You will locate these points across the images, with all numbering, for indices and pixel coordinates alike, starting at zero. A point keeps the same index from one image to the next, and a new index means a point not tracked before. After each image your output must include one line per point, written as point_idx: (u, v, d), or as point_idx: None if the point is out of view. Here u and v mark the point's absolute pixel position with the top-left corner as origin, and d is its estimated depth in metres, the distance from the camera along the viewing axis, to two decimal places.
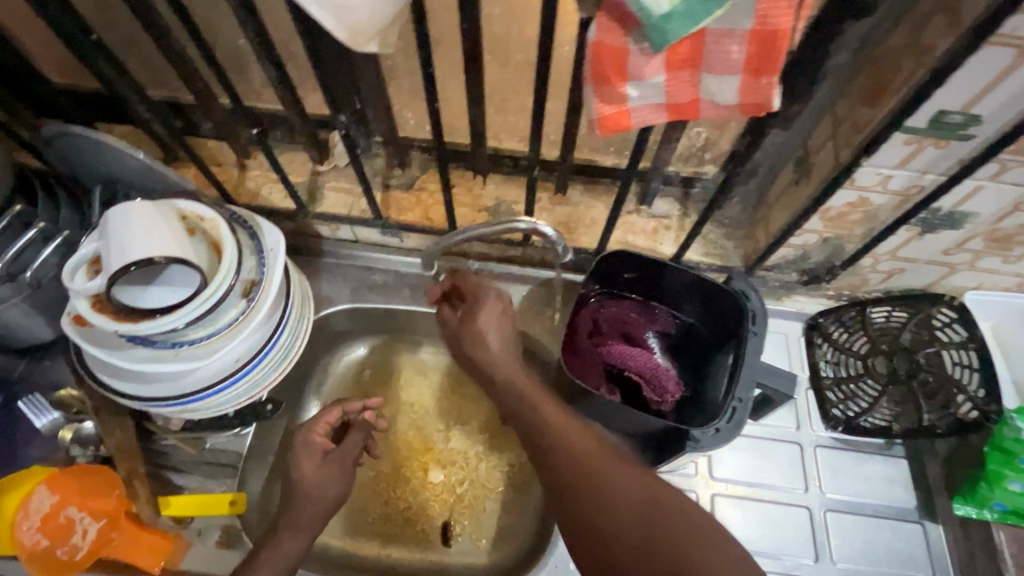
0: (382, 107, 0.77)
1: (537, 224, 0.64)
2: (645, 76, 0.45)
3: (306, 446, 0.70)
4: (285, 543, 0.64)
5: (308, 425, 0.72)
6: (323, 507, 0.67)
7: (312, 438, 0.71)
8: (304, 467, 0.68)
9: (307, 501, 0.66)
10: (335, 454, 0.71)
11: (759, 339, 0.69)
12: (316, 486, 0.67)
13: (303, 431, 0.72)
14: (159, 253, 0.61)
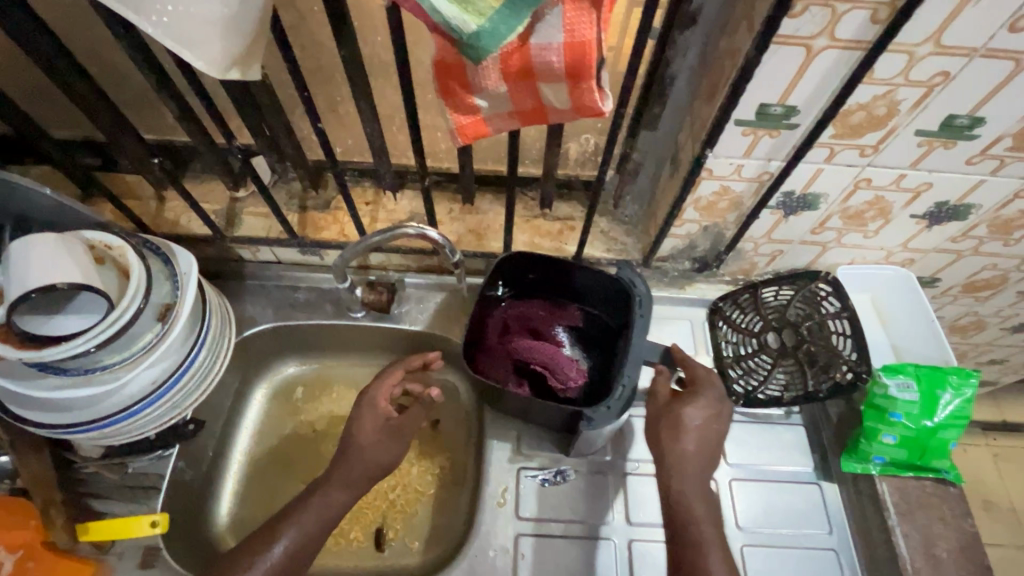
0: (289, 133, 0.82)
1: (424, 229, 0.69)
2: (488, 88, 0.51)
3: (371, 408, 0.75)
4: (332, 496, 0.68)
5: (379, 388, 0.77)
6: (366, 471, 0.71)
7: (378, 402, 0.75)
8: (361, 426, 0.73)
9: (359, 459, 0.71)
10: (396, 422, 0.75)
11: (644, 319, 0.76)
12: (371, 447, 0.72)
13: (374, 392, 0.76)
14: (62, 280, 0.64)
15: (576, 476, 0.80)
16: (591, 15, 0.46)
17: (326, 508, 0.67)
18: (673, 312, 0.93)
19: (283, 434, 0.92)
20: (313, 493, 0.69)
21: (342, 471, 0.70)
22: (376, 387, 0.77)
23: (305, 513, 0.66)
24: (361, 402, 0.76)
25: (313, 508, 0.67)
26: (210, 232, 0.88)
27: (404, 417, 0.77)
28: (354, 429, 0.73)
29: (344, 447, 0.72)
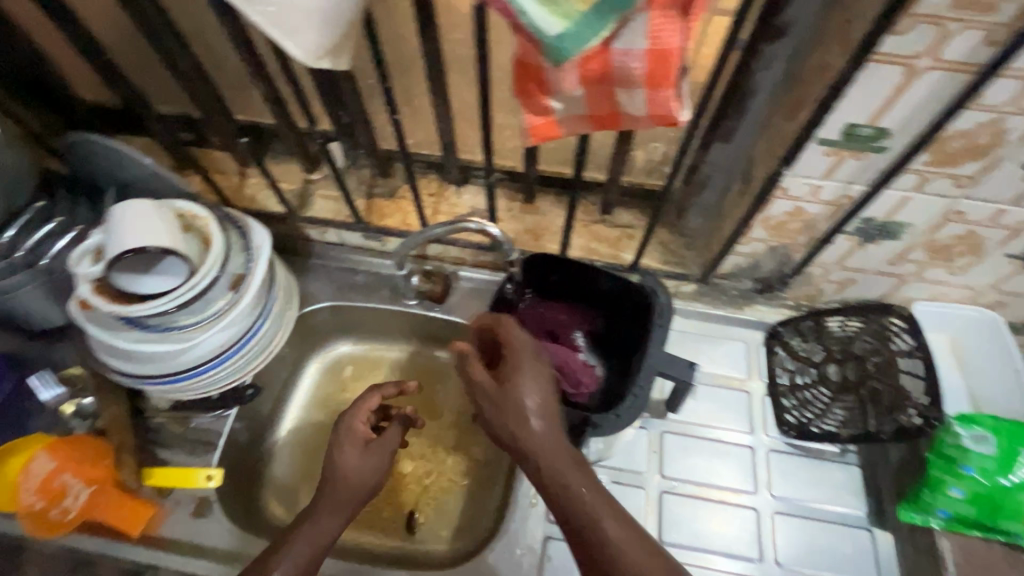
0: (364, 121, 0.85)
1: (485, 224, 0.71)
2: (564, 89, 0.51)
3: (348, 431, 0.72)
4: (322, 523, 0.66)
5: (356, 410, 0.74)
6: (356, 494, 0.69)
7: (358, 425, 0.73)
8: (342, 451, 0.70)
9: (346, 486, 0.68)
10: (376, 444, 0.72)
11: (662, 332, 0.73)
12: (356, 473, 0.69)
13: (349, 416, 0.73)
14: (153, 244, 0.69)
15: (610, 487, 0.79)
16: (678, 21, 0.45)
17: (317, 535, 0.66)
18: (728, 332, 0.90)
19: (329, 408, 0.96)
20: (302, 520, 0.67)
21: (326, 499, 0.68)
22: (352, 410, 0.74)
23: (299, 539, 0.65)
24: (338, 426, 0.73)
25: (303, 536, 0.66)
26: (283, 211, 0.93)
27: (386, 438, 0.73)
28: (334, 456, 0.70)
29: (326, 472, 0.70)
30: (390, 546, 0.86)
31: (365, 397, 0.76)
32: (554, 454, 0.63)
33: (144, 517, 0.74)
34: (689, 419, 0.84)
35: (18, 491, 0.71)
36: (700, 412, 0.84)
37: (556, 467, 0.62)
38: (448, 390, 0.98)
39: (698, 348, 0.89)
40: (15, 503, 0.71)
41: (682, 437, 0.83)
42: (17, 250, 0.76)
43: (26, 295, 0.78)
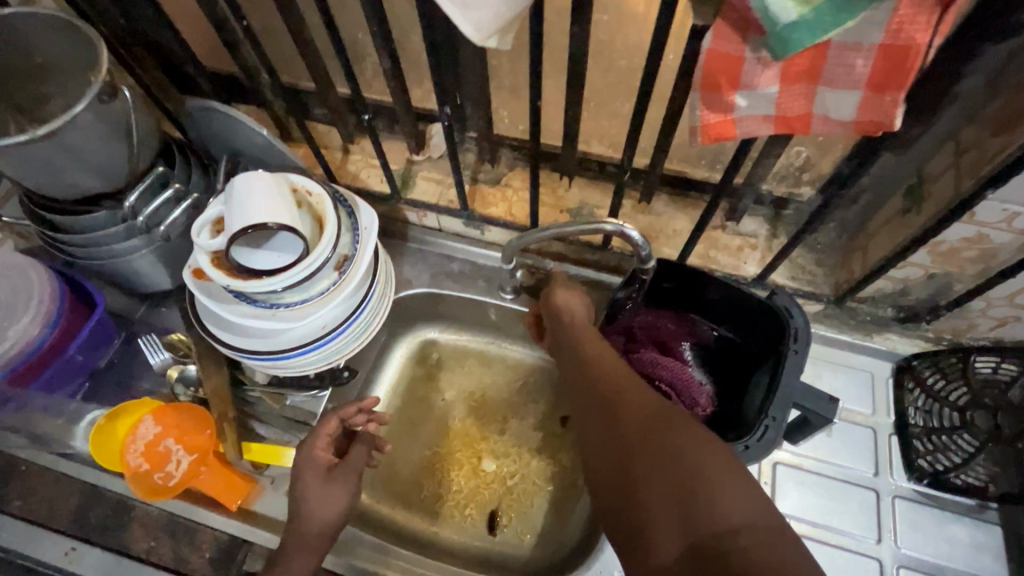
0: (482, 103, 0.80)
1: (624, 227, 0.65)
2: (757, 85, 0.45)
3: (308, 463, 0.66)
4: (291, 563, 0.63)
5: (308, 443, 0.67)
6: (322, 531, 0.65)
7: (313, 456, 0.67)
8: (304, 489, 0.65)
9: (309, 520, 0.64)
10: (338, 473, 0.67)
11: (799, 358, 0.65)
12: (318, 507, 0.64)
13: (306, 447, 0.67)
14: (273, 220, 0.67)
15: None
16: (930, 16, 0.38)
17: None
18: (852, 360, 0.82)
19: (416, 395, 0.94)
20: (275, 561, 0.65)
21: (295, 541, 0.64)
22: (305, 441, 0.68)
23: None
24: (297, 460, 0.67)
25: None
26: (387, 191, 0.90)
27: (349, 463, 0.68)
28: (293, 486, 0.66)
29: (291, 505, 0.66)
30: (470, 545, 0.84)
31: (322, 420, 0.70)
32: (619, 377, 0.61)
33: (243, 491, 0.74)
34: (806, 453, 0.77)
35: (126, 452, 0.72)
36: (819, 446, 0.77)
37: (617, 386, 0.59)
38: (539, 389, 0.94)
39: (817, 373, 0.82)
40: (122, 464, 0.72)
41: (798, 471, 0.76)
42: (137, 215, 0.75)
43: (141, 259, 0.79)
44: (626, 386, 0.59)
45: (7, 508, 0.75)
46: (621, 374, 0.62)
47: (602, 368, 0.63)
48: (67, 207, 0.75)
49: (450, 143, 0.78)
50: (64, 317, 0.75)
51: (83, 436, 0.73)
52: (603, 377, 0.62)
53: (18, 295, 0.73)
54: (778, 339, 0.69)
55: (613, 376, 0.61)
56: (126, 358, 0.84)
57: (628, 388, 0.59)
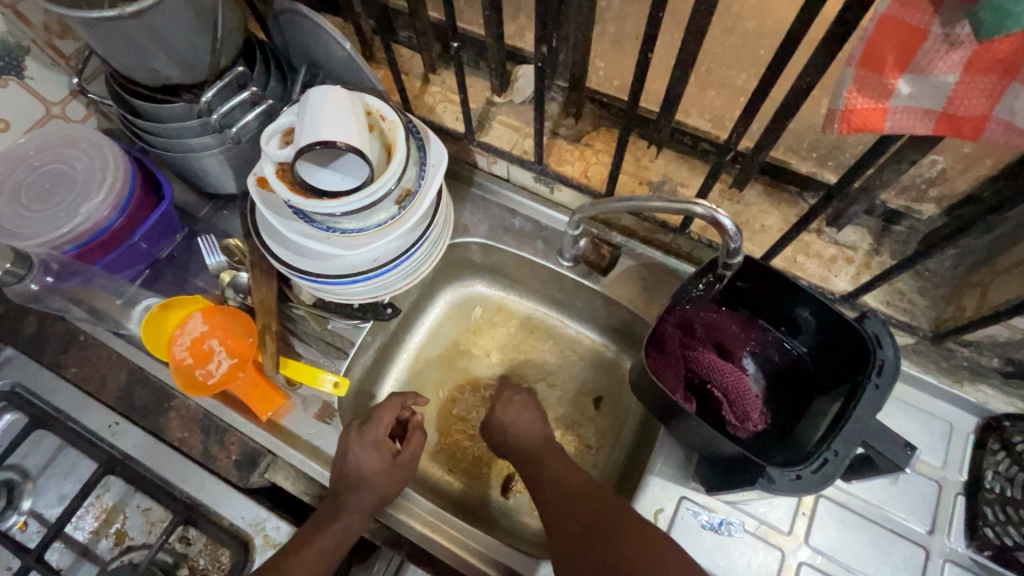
0: (580, 50, 0.73)
1: (717, 213, 0.57)
2: (932, 70, 0.37)
3: (374, 445, 0.70)
4: (350, 525, 0.67)
5: (373, 426, 0.70)
6: (376, 500, 0.68)
7: (380, 439, 0.70)
8: (369, 467, 0.68)
9: (368, 491, 0.68)
10: (403, 459, 0.71)
11: (879, 395, 0.58)
12: (376, 481, 0.68)
13: (373, 430, 0.70)
14: (343, 140, 0.63)
15: (742, 535, 0.69)
16: None
17: (341, 541, 0.66)
18: (930, 406, 0.74)
19: (454, 345, 0.93)
20: (322, 527, 0.66)
21: (353, 511, 0.67)
22: (369, 423, 0.71)
23: (324, 545, 0.65)
24: (358, 438, 0.70)
25: (328, 543, 0.65)
26: (460, 130, 0.85)
27: (410, 449, 0.72)
28: (356, 461, 0.68)
29: (347, 476, 0.68)
30: (481, 504, 0.84)
31: (383, 406, 0.73)
32: (572, 482, 0.68)
33: (275, 405, 0.76)
34: (855, 492, 0.71)
35: (173, 344, 0.73)
36: (872, 488, 0.71)
37: (573, 503, 0.66)
38: (576, 363, 0.91)
39: (889, 411, 0.74)
40: (167, 354, 0.73)
41: (842, 510, 0.70)
42: (211, 113, 0.73)
43: (210, 158, 0.79)
44: (578, 491, 0.67)
45: (64, 372, 0.78)
46: (574, 485, 0.68)
47: (551, 467, 0.70)
48: (146, 94, 0.74)
49: (538, 90, 0.72)
50: (133, 203, 0.76)
51: (138, 321, 0.76)
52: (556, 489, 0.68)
53: (93, 173, 0.74)
54: (859, 370, 0.62)
55: (569, 482, 0.68)
56: (185, 254, 0.86)
57: (580, 501, 0.66)
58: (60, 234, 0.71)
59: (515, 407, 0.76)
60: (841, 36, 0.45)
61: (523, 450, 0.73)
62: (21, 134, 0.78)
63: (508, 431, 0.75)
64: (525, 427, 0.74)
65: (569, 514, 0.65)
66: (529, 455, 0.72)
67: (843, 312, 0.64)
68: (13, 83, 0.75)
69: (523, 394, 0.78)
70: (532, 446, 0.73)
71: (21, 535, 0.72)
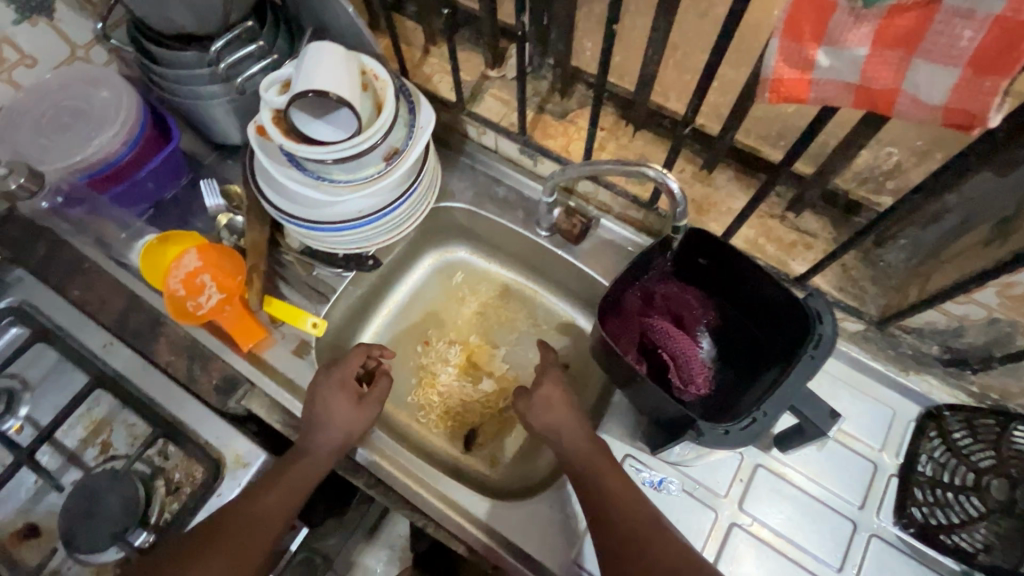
0: (566, 28, 0.77)
1: (666, 177, 0.61)
2: (844, 43, 0.41)
3: (341, 387, 0.75)
4: (318, 459, 0.71)
5: (340, 367, 0.76)
6: (343, 437, 0.72)
7: (346, 380, 0.75)
8: (337, 408, 0.73)
9: (332, 430, 0.72)
10: (368, 400, 0.75)
11: (813, 364, 0.62)
12: (342, 422, 0.73)
13: (339, 371, 0.76)
14: (335, 92, 0.68)
15: (679, 494, 0.73)
16: None
17: (311, 474, 0.70)
18: (875, 392, 0.77)
19: (434, 306, 0.98)
20: (294, 461, 0.70)
21: (321, 447, 0.71)
22: (336, 366, 0.77)
23: (293, 478, 0.69)
24: (325, 379, 0.75)
25: (300, 474, 0.69)
26: (453, 99, 0.90)
27: (376, 392, 0.77)
28: (325, 403, 0.73)
29: (316, 416, 0.73)
30: (446, 453, 0.89)
31: (351, 353, 0.78)
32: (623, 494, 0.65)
33: (257, 339, 0.82)
34: (792, 464, 0.74)
35: (169, 275, 0.80)
36: (809, 461, 0.74)
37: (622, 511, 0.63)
38: (548, 332, 0.95)
39: (835, 393, 0.77)
40: (163, 285, 0.80)
41: (778, 480, 0.73)
42: (220, 63, 0.79)
43: (217, 107, 0.85)
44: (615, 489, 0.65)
45: (68, 295, 0.85)
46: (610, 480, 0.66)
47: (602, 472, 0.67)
48: (163, 42, 0.80)
49: (522, 61, 0.76)
50: (143, 141, 0.82)
51: (139, 251, 0.82)
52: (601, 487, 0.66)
53: (109, 109, 0.80)
54: (799, 344, 0.66)
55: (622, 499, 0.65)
56: (188, 197, 0.92)
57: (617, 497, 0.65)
58: (75, 161, 0.78)
59: (552, 385, 0.75)
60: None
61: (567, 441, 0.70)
62: (49, 71, 0.85)
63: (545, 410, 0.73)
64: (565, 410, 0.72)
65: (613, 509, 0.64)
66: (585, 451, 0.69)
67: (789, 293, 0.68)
68: (43, 23, 0.81)
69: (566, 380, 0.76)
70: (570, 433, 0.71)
71: (17, 437, 0.78)
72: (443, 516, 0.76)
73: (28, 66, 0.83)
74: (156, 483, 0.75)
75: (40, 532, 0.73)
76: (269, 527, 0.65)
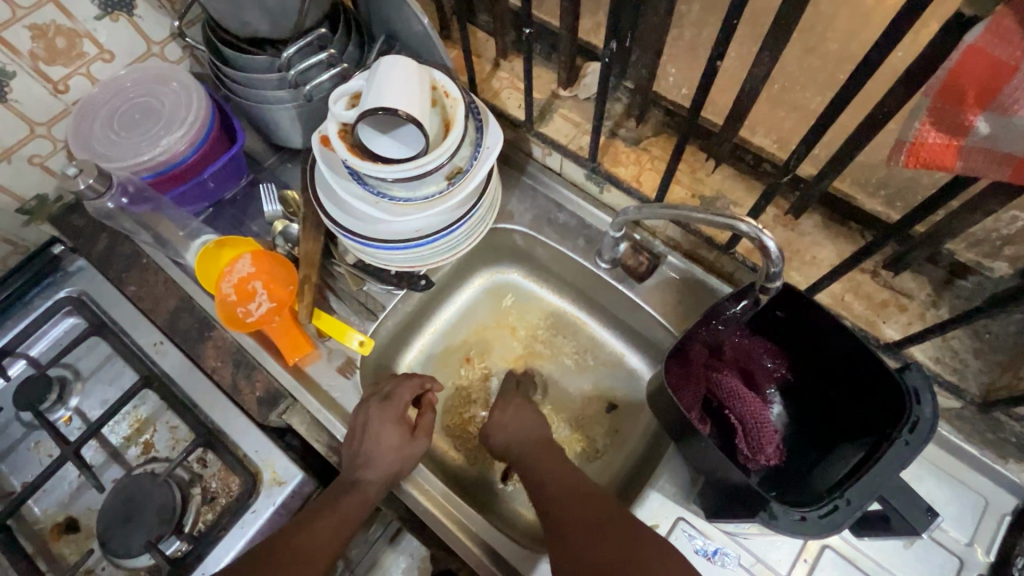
0: (652, 53, 0.72)
1: (761, 233, 0.55)
2: (1015, 112, 0.35)
3: (393, 421, 0.72)
4: (366, 493, 0.69)
5: (395, 402, 0.73)
6: (391, 473, 0.70)
7: (399, 414, 0.73)
8: (388, 442, 0.70)
9: (380, 465, 0.70)
10: (418, 435, 0.73)
11: (909, 451, 0.55)
12: (395, 458, 0.71)
13: (393, 404, 0.73)
14: (405, 110, 0.65)
15: (736, 568, 0.67)
16: None
17: (358, 508, 0.68)
18: (967, 479, 0.69)
19: (481, 328, 0.94)
20: (340, 496, 0.68)
21: (371, 483, 0.69)
22: (390, 399, 0.74)
23: (343, 511, 0.67)
24: (379, 413, 0.72)
25: (347, 508, 0.68)
26: (521, 118, 0.86)
27: (425, 426, 0.75)
28: (375, 436, 0.71)
29: (364, 451, 0.70)
30: (483, 488, 0.85)
31: (403, 383, 0.76)
32: (575, 483, 0.68)
33: (303, 352, 0.80)
34: (865, 550, 0.67)
35: (221, 279, 0.79)
36: (885, 550, 0.67)
37: (574, 497, 0.66)
38: (596, 367, 0.90)
39: (919, 475, 0.70)
40: (215, 288, 0.79)
41: (848, 565, 0.67)
42: (290, 69, 0.78)
43: (283, 111, 0.84)
44: (579, 488, 0.68)
45: (124, 289, 0.85)
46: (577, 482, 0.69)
47: (552, 470, 0.70)
48: (236, 44, 0.79)
49: (602, 86, 0.71)
50: (208, 143, 0.82)
51: (194, 253, 0.81)
52: (561, 491, 0.68)
53: (177, 109, 0.80)
54: (890, 423, 0.59)
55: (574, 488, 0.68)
56: (246, 198, 0.91)
57: (579, 493, 0.67)
58: (141, 161, 0.77)
59: (513, 411, 0.79)
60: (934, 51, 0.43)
61: (522, 449, 0.74)
62: (123, 66, 0.84)
63: (506, 428, 0.77)
64: (522, 427, 0.76)
65: (576, 508, 0.65)
66: (528, 451, 0.74)
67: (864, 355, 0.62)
68: (123, 19, 0.80)
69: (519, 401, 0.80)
70: (529, 443, 0.75)
71: (65, 428, 0.79)
72: (477, 563, 0.71)
73: (105, 61, 0.82)
74: (192, 491, 0.74)
75: (79, 527, 0.74)
76: (316, 558, 0.63)
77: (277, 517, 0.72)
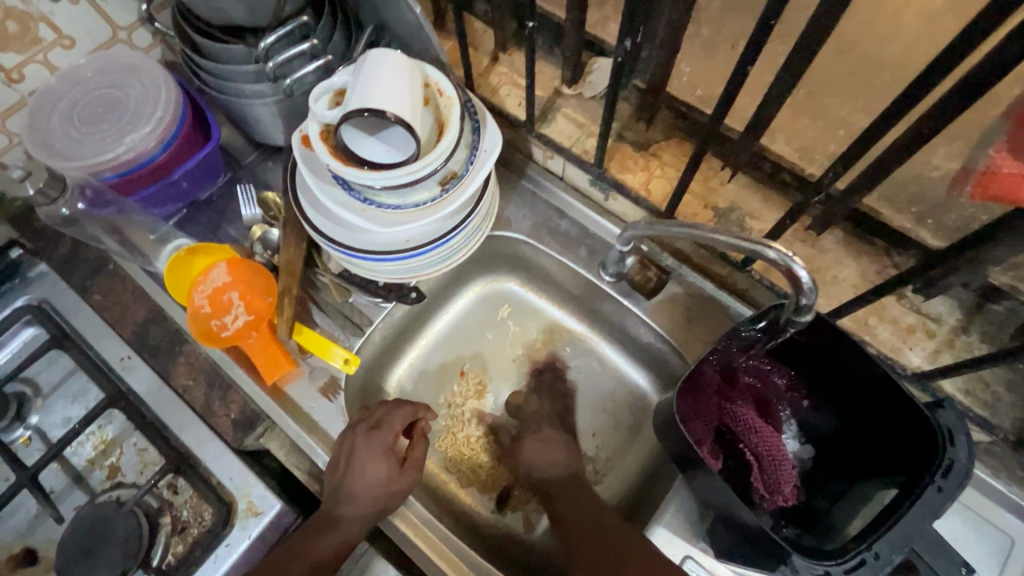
0: (668, 51, 0.66)
1: (792, 260, 0.49)
2: None
3: (382, 455, 0.66)
4: (348, 531, 0.64)
5: (383, 431, 0.67)
6: (374, 505, 0.65)
7: (387, 445, 0.67)
8: (375, 476, 0.65)
9: (363, 500, 0.65)
10: (408, 469, 0.68)
11: (941, 499, 0.50)
12: (378, 492, 0.65)
13: (381, 435, 0.68)
14: (393, 111, 0.58)
15: None
16: None
17: (338, 546, 0.64)
18: (993, 518, 0.64)
19: (475, 341, 0.88)
20: (320, 530, 0.64)
21: (352, 520, 0.64)
22: (379, 428, 0.68)
23: (321, 552, 0.62)
24: (366, 444, 0.66)
25: (326, 546, 0.63)
26: (521, 117, 0.79)
27: (416, 458, 0.69)
28: (359, 469, 0.65)
29: (347, 486, 0.65)
30: (477, 516, 0.80)
31: (393, 411, 0.70)
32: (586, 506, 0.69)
33: (283, 371, 0.74)
34: None
35: (194, 289, 0.73)
36: None
37: (585, 521, 0.67)
38: (598, 383, 0.85)
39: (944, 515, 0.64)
40: (187, 299, 0.73)
41: None
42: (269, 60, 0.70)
43: (262, 107, 0.77)
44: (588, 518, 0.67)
45: (89, 298, 0.79)
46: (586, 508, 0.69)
47: (568, 494, 0.71)
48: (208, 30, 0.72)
49: (612, 87, 0.65)
50: (179, 140, 0.75)
51: (165, 260, 0.75)
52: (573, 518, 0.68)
53: (145, 103, 0.72)
54: (921, 466, 0.54)
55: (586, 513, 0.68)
56: (223, 199, 0.85)
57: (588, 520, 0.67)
58: (104, 160, 0.71)
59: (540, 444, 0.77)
60: (999, 61, 0.38)
61: (547, 484, 0.74)
62: (85, 54, 0.77)
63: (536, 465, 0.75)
64: (550, 462, 0.75)
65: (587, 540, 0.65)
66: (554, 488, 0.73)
67: (911, 401, 0.55)
68: (82, 1, 0.72)
69: (546, 430, 0.78)
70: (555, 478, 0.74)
71: (23, 450, 0.73)
72: None
73: (64, 47, 0.74)
74: (161, 521, 0.69)
75: (38, 559, 0.68)
76: None
77: (252, 550, 0.66)
